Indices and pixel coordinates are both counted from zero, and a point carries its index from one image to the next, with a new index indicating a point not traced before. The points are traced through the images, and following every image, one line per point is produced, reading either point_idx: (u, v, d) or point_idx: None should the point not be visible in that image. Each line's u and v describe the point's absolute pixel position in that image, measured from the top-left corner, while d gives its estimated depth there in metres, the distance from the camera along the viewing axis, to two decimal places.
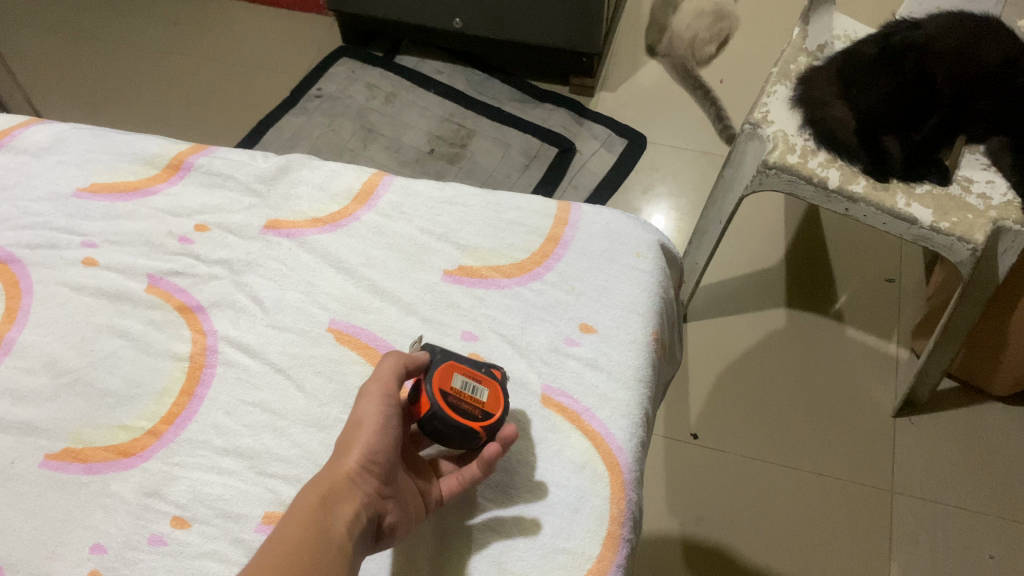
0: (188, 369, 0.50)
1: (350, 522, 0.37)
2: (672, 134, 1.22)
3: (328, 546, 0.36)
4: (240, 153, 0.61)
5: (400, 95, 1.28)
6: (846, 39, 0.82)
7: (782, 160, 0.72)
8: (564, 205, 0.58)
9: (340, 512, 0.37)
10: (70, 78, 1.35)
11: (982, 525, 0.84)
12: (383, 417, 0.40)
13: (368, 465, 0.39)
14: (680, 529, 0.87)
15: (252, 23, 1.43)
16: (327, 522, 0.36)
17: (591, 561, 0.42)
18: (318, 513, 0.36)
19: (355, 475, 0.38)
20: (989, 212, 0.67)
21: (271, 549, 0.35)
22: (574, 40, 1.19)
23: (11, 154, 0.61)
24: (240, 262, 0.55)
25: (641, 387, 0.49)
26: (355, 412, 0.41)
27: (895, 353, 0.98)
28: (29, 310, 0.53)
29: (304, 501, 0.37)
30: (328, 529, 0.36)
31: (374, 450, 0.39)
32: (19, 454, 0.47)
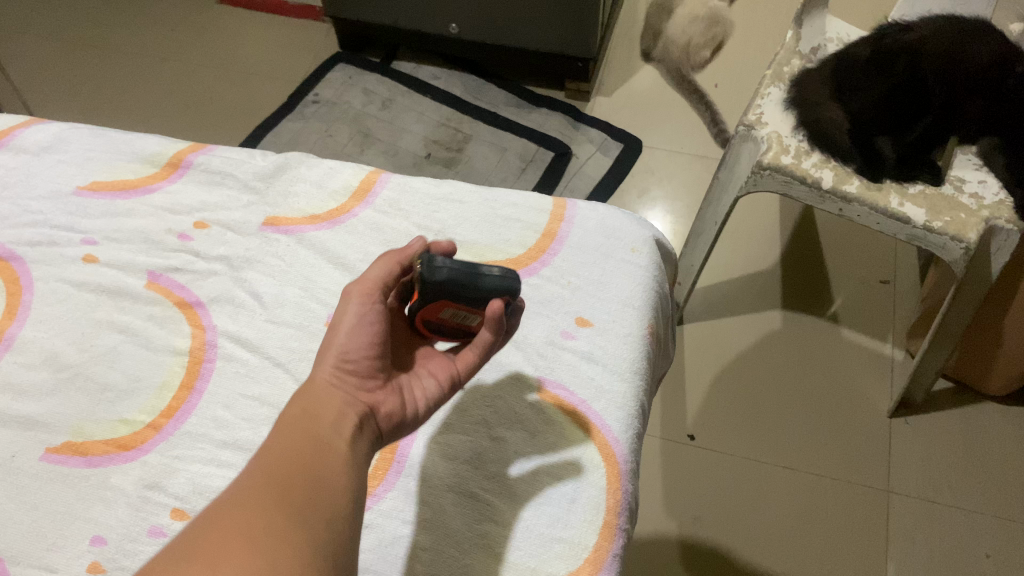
0: (188, 364, 0.50)
1: (334, 416, 0.39)
2: (668, 138, 1.23)
3: (315, 442, 0.37)
4: (239, 152, 0.62)
5: (397, 101, 1.29)
6: (838, 42, 0.83)
7: (775, 161, 0.72)
8: (559, 201, 0.59)
9: (321, 412, 0.39)
10: (68, 85, 1.35)
11: (978, 524, 0.85)
12: (358, 316, 0.42)
13: (345, 364, 0.41)
14: (678, 530, 0.87)
15: (249, 29, 1.44)
16: (309, 421, 0.38)
17: (587, 550, 0.42)
18: (301, 416, 0.38)
19: (335, 376, 0.41)
20: (982, 211, 0.68)
21: (264, 454, 0.37)
22: (569, 45, 1.20)
23: (12, 153, 0.62)
24: (239, 258, 0.56)
25: (637, 380, 0.50)
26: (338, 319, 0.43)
27: (890, 354, 0.98)
28: (29, 307, 0.53)
29: (289, 412, 0.39)
30: (314, 429, 0.38)
31: (350, 349, 0.42)
32: (19, 448, 0.47)
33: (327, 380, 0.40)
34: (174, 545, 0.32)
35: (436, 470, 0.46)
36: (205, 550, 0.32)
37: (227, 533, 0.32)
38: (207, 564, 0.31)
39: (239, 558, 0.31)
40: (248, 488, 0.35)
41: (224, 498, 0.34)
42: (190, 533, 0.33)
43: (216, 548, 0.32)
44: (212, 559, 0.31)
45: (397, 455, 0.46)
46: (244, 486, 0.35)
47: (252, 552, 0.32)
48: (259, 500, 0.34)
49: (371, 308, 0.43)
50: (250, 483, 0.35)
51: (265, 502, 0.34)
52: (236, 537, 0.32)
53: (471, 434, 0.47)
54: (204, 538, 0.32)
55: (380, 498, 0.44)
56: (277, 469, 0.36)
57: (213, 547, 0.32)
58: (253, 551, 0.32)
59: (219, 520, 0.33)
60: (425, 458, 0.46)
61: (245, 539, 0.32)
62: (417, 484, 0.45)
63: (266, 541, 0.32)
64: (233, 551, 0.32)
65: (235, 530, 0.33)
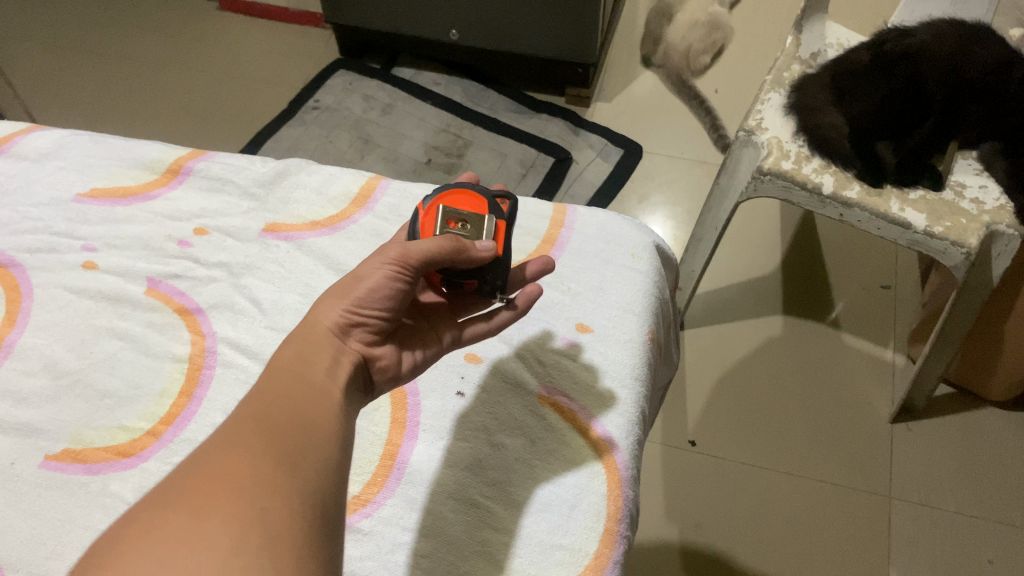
0: (187, 370, 0.50)
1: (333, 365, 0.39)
2: (668, 143, 1.23)
3: (313, 387, 0.37)
4: (239, 159, 0.63)
5: (398, 107, 1.29)
6: (839, 47, 0.82)
7: (776, 166, 0.72)
8: (559, 208, 0.60)
9: (322, 359, 0.39)
10: (69, 91, 1.35)
11: (980, 530, 0.84)
12: (381, 278, 0.41)
13: (356, 318, 0.41)
14: (680, 536, 0.86)
15: (249, 36, 1.44)
16: (310, 367, 0.38)
17: (587, 557, 0.42)
18: (302, 360, 0.38)
19: (340, 328, 0.41)
20: (983, 216, 0.68)
21: (254, 397, 0.36)
22: (569, 50, 1.20)
23: (12, 160, 0.62)
24: (239, 265, 0.56)
25: (637, 386, 0.50)
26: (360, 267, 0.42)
27: (892, 359, 0.98)
28: (29, 313, 0.53)
29: (285, 353, 0.39)
30: (310, 374, 0.38)
31: (365, 303, 0.41)
32: (18, 455, 0.47)
33: (332, 330, 0.40)
34: (155, 491, 0.31)
35: (435, 476, 0.45)
36: (189, 491, 0.30)
37: (212, 475, 0.31)
38: (191, 506, 0.30)
39: (226, 498, 0.30)
40: (234, 432, 0.34)
41: (208, 444, 0.33)
42: (172, 478, 0.31)
43: (202, 489, 0.30)
44: (198, 499, 0.30)
45: (397, 462, 0.46)
46: (230, 430, 0.34)
47: (239, 492, 0.30)
48: (245, 443, 0.33)
49: (393, 274, 0.41)
50: (238, 427, 0.34)
51: (252, 444, 0.33)
52: (222, 478, 0.31)
53: (471, 440, 0.47)
54: (188, 481, 0.31)
55: (379, 505, 0.44)
56: (267, 412, 0.35)
57: (198, 488, 0.30)
58: (241, 491, 0.30)
59: (205, 463, 0.32)
60: (424, 465, 0.46)
61: (233, 480, 0.31)
62: (418, 490, 0.45)
63: (255, 480, 0.31)
64: (219, 491, 0.30)
65: (221, 471, 0.31)
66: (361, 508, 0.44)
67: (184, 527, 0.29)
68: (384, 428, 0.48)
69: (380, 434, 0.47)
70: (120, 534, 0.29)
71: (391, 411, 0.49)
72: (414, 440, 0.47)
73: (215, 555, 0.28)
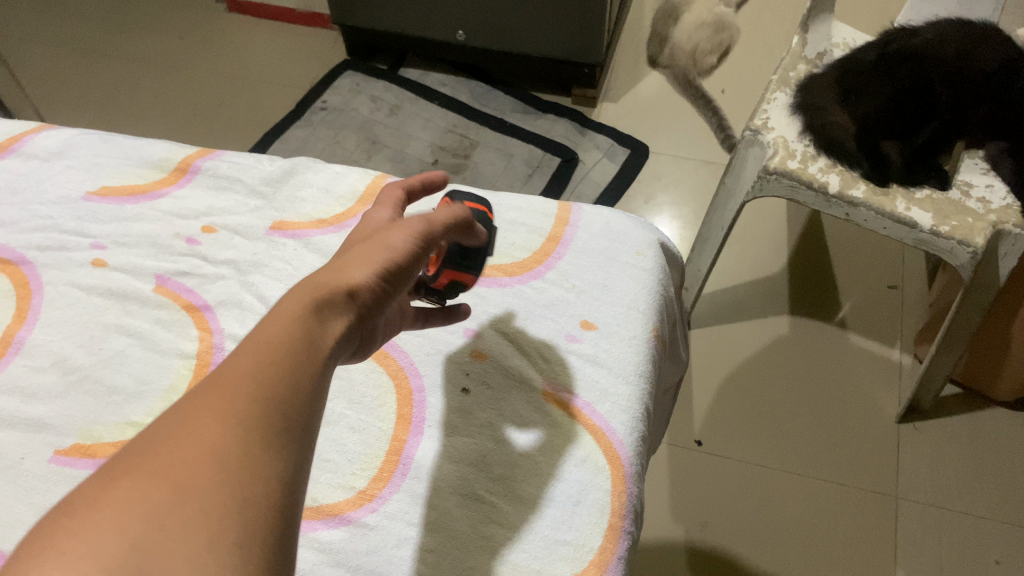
0: (195, 367, 0.51)
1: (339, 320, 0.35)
2: (674, 143, 1.23)
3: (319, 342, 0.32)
4: (246, 157, 0.64)
5: (405, 107, 1.30)
6: (845, 46, 0.82)
7: (782, 166, 0.72)
8: (564, 207, 0.60)
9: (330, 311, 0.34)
10: (78, 92, 1.36)
11: (987, 530, 0.84)
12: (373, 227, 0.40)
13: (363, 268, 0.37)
14: (685, 535, 0.86)
15: (257, 37, 1.45)
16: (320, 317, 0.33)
17: (592, 553, 0.43)
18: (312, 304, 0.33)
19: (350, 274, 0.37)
20: (989, 215, 0.67)
21: (249, 343, 0.31)
22: (576, 51, 1.20)
23: (22, 159, 0.63)
24: (246, 262, 0.56)
25: (642, 383, 0.50)
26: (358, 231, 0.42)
27: (899, 359, 0.98)
28: (39, 310, 0.54)
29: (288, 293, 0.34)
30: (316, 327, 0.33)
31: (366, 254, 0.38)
32: (28, 450, 0.47)
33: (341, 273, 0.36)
34: (124, 455, 0.27)
35: (440, 472, 0.46)
36: (166, 463, 0.26)
37: (191, 443, 0.27)
38: (168, 480, 0.26)
39: (209, 476, 0.26)
40: (218, 388, 0.29)
41: (186, 399, 0.29)
42: (146, 441, 0.27)
43: (179, 460, 0.26)
44: (176, 473, 0.26)
45: (403, 458, 0.46)
46: (214, 384, 0.29)
47: (223, 471, 0.26)
48: (231, 404, 0.28)
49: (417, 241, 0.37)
50: (222, 386, 0.29)
51: (241, 405, 0.28)
52: (204, 449, 0.27)
53: (476, 437, 0.47)
54: (163, 448, 0.27)
55: (385, 500, 0.45)
56: (261, 365, 0.30)
57: (176, 458, 0.26)
58: (224, 470, 0.26)
59: (182, 427, 0.27)
60: (430, 461, 0.46)
61: (216, 453, 0.27)
62: (423, 486, 0.45)
63: (242, 458, 0.27)
64: (201, 467, 0.26)
65: (202, 440, 0.27)
66: (367, 503, 0.44)
67: (160, 509, 0.25)
68: (390, 424, 0.48)
69: (386, 429, 0.48)
70: (79, 506, 0.25)
71: (397, 407, 0.49)
72: (419, 436, 0.47)
73: (195, 550, 0.24)
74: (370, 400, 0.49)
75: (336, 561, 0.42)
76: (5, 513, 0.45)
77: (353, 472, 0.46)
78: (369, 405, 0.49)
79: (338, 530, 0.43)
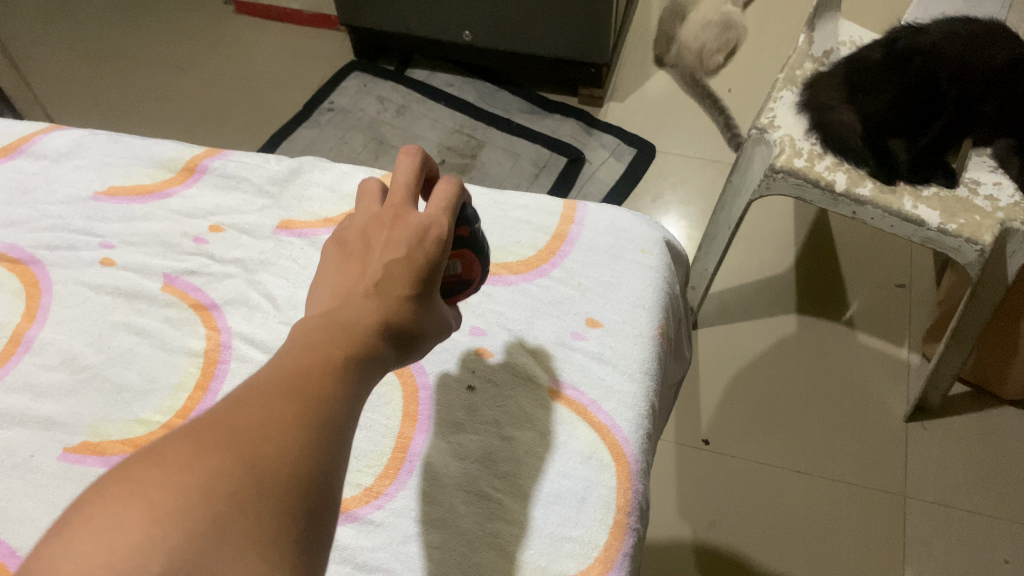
0: (203, 365, 0.51)
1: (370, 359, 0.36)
2: (681, 142, 1.23)
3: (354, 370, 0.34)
4: (253, 157, 0.64)
5: (411, 108, 1.30)
6: (852, 44, 0.82)
7: (788, 164, 0.72)
8: (570, 204, 0.60)
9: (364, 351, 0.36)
10: (87, 94, 1.37)
11: (996, 530, 0.84)
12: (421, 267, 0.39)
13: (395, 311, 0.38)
14: (693, 535, 0.86)
15: (265, 39, 1.46)
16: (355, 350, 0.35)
17: (597, 549, 0.43)
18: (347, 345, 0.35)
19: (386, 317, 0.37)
20: (997, 213, 0.67)
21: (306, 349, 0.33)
22: (582, 51, 1.20)
23: (31, 159, 0.64)
24: (254, 261, 0.57)
25: (647, 380, 0.50)
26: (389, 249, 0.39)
27: (907, 358, 0.98)
28: (48, 309, 0.54)
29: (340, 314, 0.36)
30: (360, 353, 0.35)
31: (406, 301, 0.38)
32: (38, 447, 0.48)
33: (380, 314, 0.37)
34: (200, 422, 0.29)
35: (446, 469, 0.46)
36: (236, 433, 0.28)
37: (260, 422, 0.29)
38: (238, 451, 0.28)
39: (274, 454, 0.28)
40: (286, 378, 0.31)
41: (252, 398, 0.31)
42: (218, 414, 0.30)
43: (249, 434, 0.29)
44: (243, 446, 0.28)
45: (409, 455, 0.47)
46: (282, 375, 0.32)
47: (287, 453, 0.29)
48: (296, 401, 0.30)
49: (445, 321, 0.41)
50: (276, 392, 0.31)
51: (301, 410, 0.30)
52: (270, 430, 0.29)
53: (481, 434, 0.47)
54: (236, 421, 0.29)
55: (391, 497, 0.45)
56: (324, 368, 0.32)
57: (247, 433, 0.29)
58: (288, 451, 0.29)
59: (253, 407, 0.30)
60: (435, 457, 0.46)
61: (281, 434, 0.29)
62: (430, 483, 0.45)
63: (302, 445, 0.29)
64: (267, 446, 0.29)
65: (270, 422, 0.29)
66: (373, 500, 0.45)
67: (229, 476, 0.27)
68: (396, 421, 0.48)
69: (392, 426, 0.48)
70: (157, 458, 0.27)
71: (403, 404, 0.49)
72: (425, 433, 0.48)
73: (257, 526, 0.26)
74: (376, 397, 0.49)
75: (343, 558, 0.43)
76: (15, 510, 0.45)
77: (359, 469, 0.46)
78: (376, 402, 0.49)
79: (344, 527, 0.44)
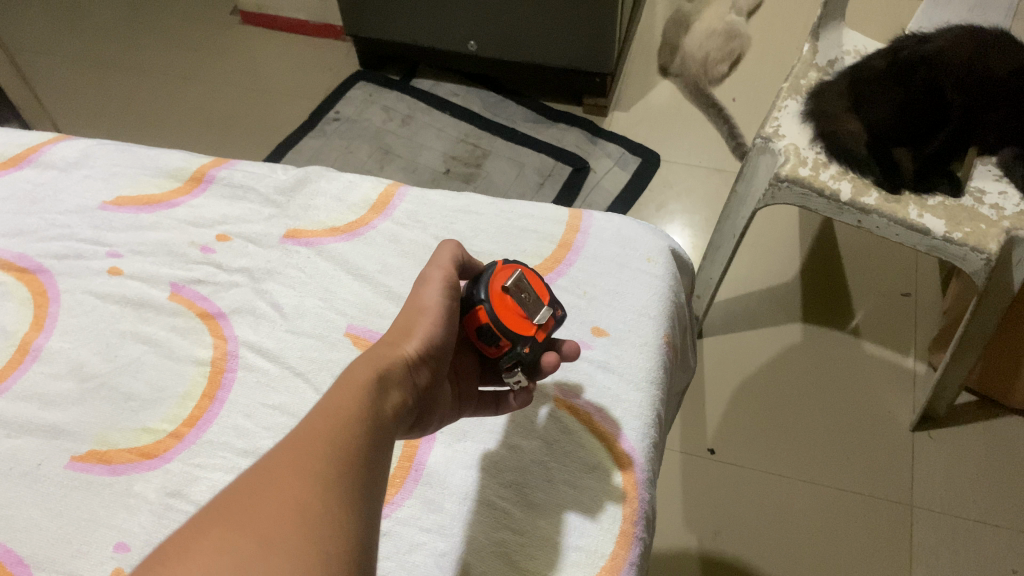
0: (209, 373, 0.51)
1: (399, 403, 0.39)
2: (685, 151, 1.23)
3: (378, 417, 0.37)
4: (260, 166, 0.64)
5: (416, 118, 1.30)
6: (856, 54, 0.82)
7: (793, 173, 0.72)
8: (575, 213, 0.60)
9: (392, 393, 0.39)
10: (95, 105, 1.38)
11: (1004, 540, 0.83)
12: (444, 305, 0.44)
13: (426, 349, 0.42)
14: (698, 545, 0.86)
15: (271, 49, 1.46)
16: (377, 397, 0.38)
17: (603, 558, 0.43)
18: (372, 387, 0.38)
19: (412, 359, 0.41)
20: (1002, 222, 0.67)
21: (321, 416, 0.35)
22: (587, 60, 1.21)
23: (40, 169, 0.64)
24: (260, 270, 0.57)
25: (653, 389, 0.50)
26: (413, 307, 0.43)
27: (913, 367, 0.98)
28: (56, 318, 0.54)
29: (359, 369, 0.39)
30: (379, 408, 0.37)
31: (433, 336, 0.42)
32: (46, 456, 0.48)
33: (405, 357, 0.41)
34: (220, 507, 0.31)
35: (451, 478, 0.46)
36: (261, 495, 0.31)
37: (277, 501, 0.31)
38: (256, 532, 0.30)
39: (290, 531, 0.30)
40: (302, 454, 0.33)
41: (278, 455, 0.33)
42: (239, 496, 0.32)
43: (267, 515, 0.30)
44: (261, 528, 0.30)
45: (415, 464, 0.47)
46: (298, 448, 0.34)
47: (303, 528, 0.30)
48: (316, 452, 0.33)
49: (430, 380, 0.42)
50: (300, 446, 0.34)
51: (322, 462, 0.33)
52: (288, 507, 0.31)
53: (487, 443, 0.48)
54: (253, 504, 0.31)
55: (397, 505, 0.45)
56: (337, 436, 0.35)
57: (264, 513, 0.31)
58: (304, 527, 0.30)
59: (271, 486, 0.32)
60: (442, 466, 0.47)
61: (297, 510, 0.31)
62: (436, 491, 0.45)
63: (320, 517, 0.31)
64: (284, 523, 0.30)
65: (286, 499, 0.31)
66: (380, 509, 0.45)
67: (249, 556, 0.29)
68: None
69: None
70: (190, 541, 0.29)
71: None
72: (432, 442, 0.48)
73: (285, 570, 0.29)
74: None
75: None
76: (22, 519, 0.45)
77: None
78: None
79: None
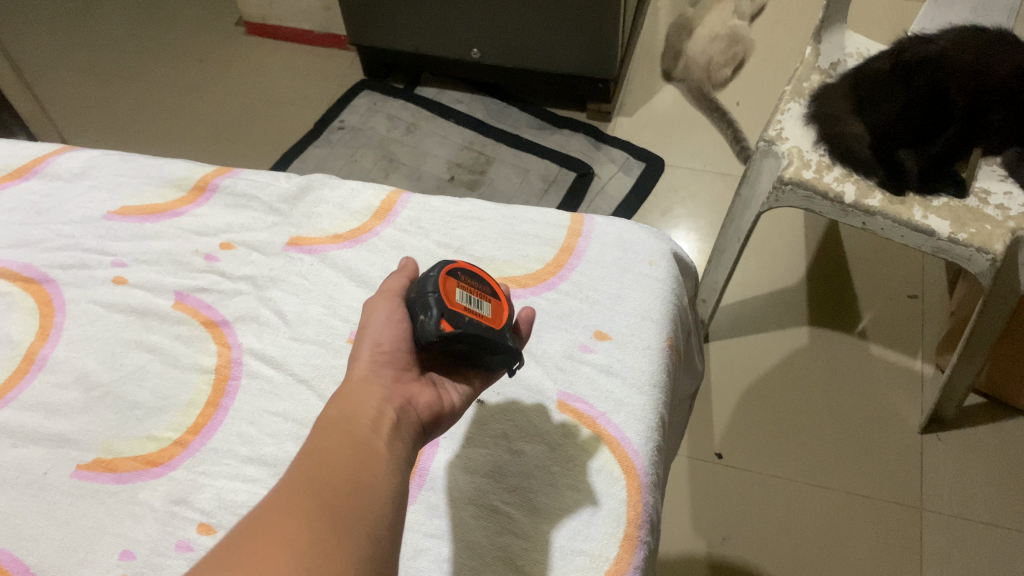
0: (213, 382, 0.52)
1: (375, 417, 0.39)
2: (689, 156, 1.23)
3: (355, 438, 0.37)
4: (263, 174, 0.64)
5: (421, 126, 1.31)
6: (859, 56, 0.82)
7: (797, 176, 0.72)
8: (577, 218, 0.60)
9: (360, 411, 0.39)
10: (101, 116, 1.39)
11: (1016, 542, 0.83)
12: (388, 317, 0.44)
13: (380, 360, 0.43)
14: (707, 550, 0.86)
15: (275, 59, 1.47)
16: (349, 423, 0.38)
17: (608, 562, 0.43)
18: (342, 419, 0.38)
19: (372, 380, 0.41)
20: (1008, 222, 0.66)
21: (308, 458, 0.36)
22: (589, 66, 1.21)
23: (45, 180, 0.65)
24: (264, 278, 0.57)
25: (656, 394, 0.50)
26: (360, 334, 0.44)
27: (920, 370, 0.97)
28: (61, 328, 0.55)
29: (328, 413, 0.39)
30: (355, 430, 0.38)
31: (383, 347, 0.43)
32: (52, 464, 0.48)
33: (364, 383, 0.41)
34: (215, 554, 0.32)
35: (453, 483, 0.46)
36: (256, 537, 0.32)
37: (271, 540, 0.32)
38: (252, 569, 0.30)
39: (285, 566, 0.31)
40: (292, 494, 0.34)
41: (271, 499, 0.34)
42: (232, 540, 0.32)
43: (263, 554, 0.31)
44: (256, 565, 0.31)
45: (418, 469, 0.47)
46: (287, 490, 0.34)
47: (299, 561, 0.31)
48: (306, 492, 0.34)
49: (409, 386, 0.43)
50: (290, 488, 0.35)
51: (312, 499, 0.34)
52: (282, 544, 0.32)
53: (491, 447, 0.48)
54: (247, 545, 0.32)
55: None
56: (323, 474, 0.35)
57: (257, 554, 0.31)
58: (298, 559, 0.31)
59: (266, 526, 0.33)
60: (444, 471, 0.47)
61: (290, 548, 0.32)
62: (439, 496, 0.46)
63: (313, 552, 0.32)
64: (277, 558, 0.31)
65: (280, 536, 0.32)
66: None
67: None
68: None
69: None
70: None
71: None
72: (434, 449, 0.48)
73: None
74: None
75: None
76: (28, 527, 0.46)
77: None
78: None
79: None
